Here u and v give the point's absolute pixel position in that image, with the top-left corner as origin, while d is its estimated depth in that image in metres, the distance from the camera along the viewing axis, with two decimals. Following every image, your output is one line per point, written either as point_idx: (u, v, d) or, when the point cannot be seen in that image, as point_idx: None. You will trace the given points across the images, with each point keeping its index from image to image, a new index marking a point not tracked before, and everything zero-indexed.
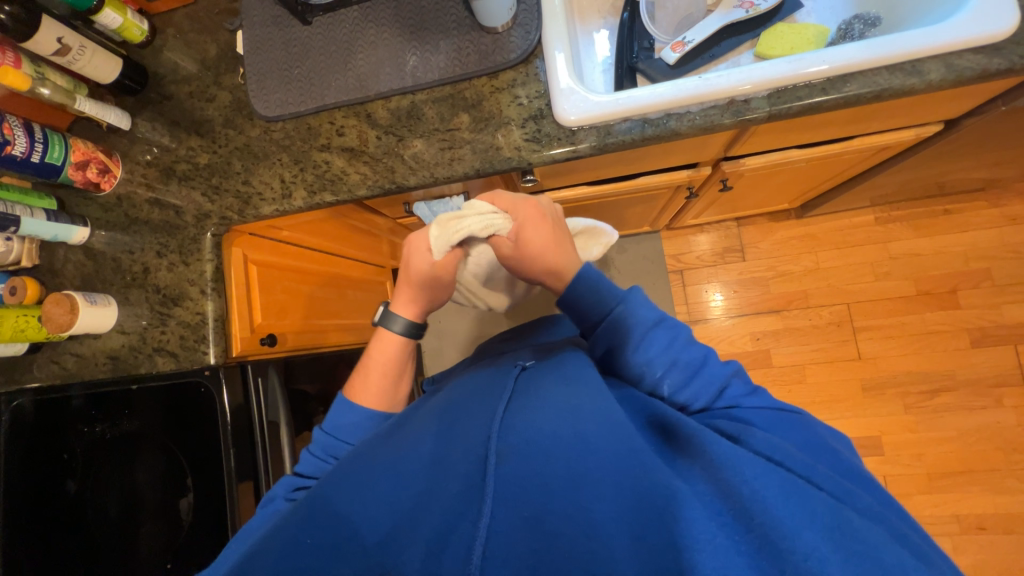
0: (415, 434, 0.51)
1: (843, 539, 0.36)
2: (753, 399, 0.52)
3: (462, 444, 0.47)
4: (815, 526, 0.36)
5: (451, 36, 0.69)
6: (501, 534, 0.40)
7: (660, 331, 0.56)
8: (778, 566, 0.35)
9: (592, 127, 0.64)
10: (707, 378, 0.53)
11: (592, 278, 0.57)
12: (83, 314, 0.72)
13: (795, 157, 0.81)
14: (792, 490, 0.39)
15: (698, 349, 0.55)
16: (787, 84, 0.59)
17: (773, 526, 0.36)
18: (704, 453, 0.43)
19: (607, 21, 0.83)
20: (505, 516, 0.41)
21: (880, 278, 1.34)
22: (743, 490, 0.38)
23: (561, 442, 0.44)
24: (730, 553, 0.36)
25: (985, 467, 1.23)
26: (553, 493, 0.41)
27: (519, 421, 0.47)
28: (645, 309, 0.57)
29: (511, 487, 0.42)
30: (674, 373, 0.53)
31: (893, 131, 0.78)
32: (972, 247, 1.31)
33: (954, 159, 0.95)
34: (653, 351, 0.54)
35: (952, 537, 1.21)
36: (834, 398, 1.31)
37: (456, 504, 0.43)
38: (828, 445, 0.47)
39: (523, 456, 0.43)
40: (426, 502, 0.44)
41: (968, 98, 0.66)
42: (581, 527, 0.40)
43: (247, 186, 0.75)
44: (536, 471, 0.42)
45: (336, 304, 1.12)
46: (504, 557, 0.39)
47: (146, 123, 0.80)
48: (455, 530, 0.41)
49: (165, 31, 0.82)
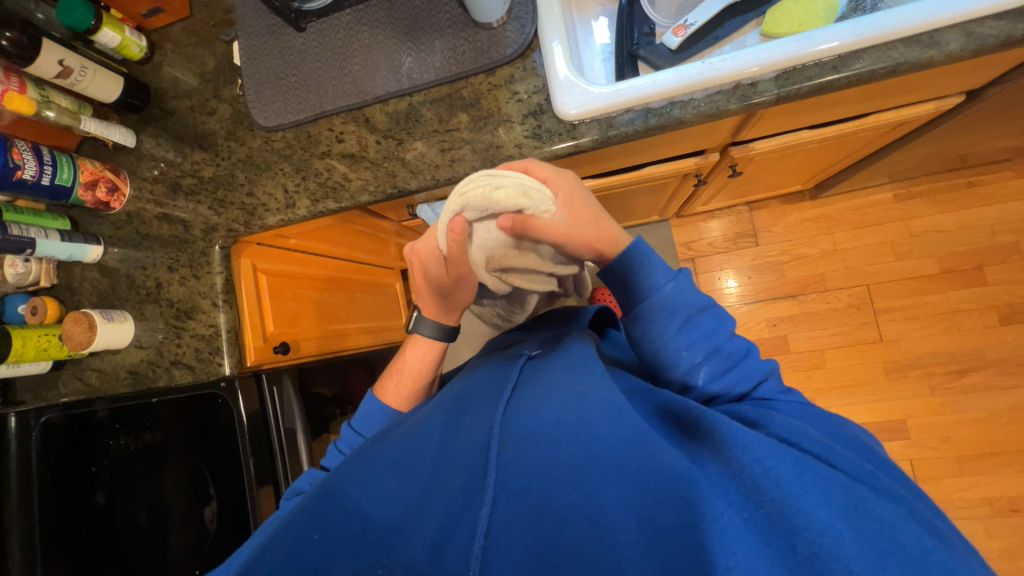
0: (418, 428, 0.52)
1: (858, 517, 0.35)
2: (786, 397, 0.51)
3: (464, 438, 0.48)
4: (830, 505, 0.36)
5: (446, 35, 0.67)
6: (505, 522, 0.40)
7: (707, 317, 0.54)
8: (790, 543, 0.35)
9: (594, 120, 0.62)
10: (748, 370, 0.52)
11: (643, 253, 0.56)
12: (101, 331, 0.74)
13: (806, 138, 0.78)
14: (805, 470, 0.38)
15: (740, 343, 0.54)
16: (795, 65, 0.57)
17: (786, 503, 0.36)
18: (714, 435, 0.42)
19: (606, 7, 0.81)
20: (508, 503, 0.41)
21: (900, 257, 1.29)
22: (754, 469, 0.38)
23: (565, 429, 0.44)
24: (741, 530, 0.36)
25: (1017, 447, 1.19)
26: (556, 480, 0.41)
27: (521, 411, 0.47)
28: (691, 294, 0.55)
29: (515, 475, 0.42)
30: (713, 361, 0.52)
31: (912, 106, 0.74)
32: (998, 220, 1.26)
33: (976, 130, 0.90)
34: (695, 336, 0.53)
35: (983, 520, 1.18)
36: (855, 382, 1.28)
37: (460, 494, 0.42)
38: (851, 431, 0.46)
39: (528, 443, 0.43)
40: (430, 496, 0.44)
41: (993, 65, 0.63)
42: (585, 512, 0.39)
43: (252, 197, 0.75)
44: (541, 458, 0.42)
45: (347, 308, 1.13)
46: (509, 544, 0.38)
47: (151, 140, 0.81)
48: (459, 521, 0.41)
49: (163, 46, 0.83)
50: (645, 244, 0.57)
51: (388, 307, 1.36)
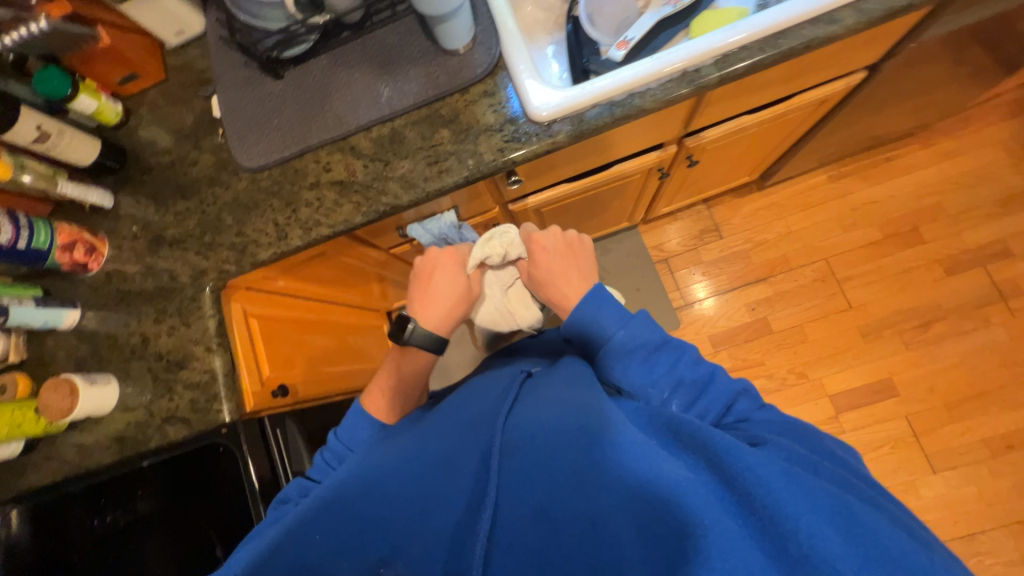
0: (418, 438, 0.52)
1: (846, 523, 0.35)
2: (762, 413, 0.51)
3: (467, 445, 0.49)
4: (820, 512, 0.36)
5: (419, 65, 0.74)
6: (509, 523, 0.41)
7: (664, 353, 0.58)
8: (781, 546, 0.35)
9: (564, 118, 0.68)
10: (715, 397, 0.53)
11: (599, 300, 0.63)
12: (84, 396, 0.69)
13: (747, 122, 0.87)
14: (794, 479, 0.38)
15: (705, 366, 0.56)
16: (727, 51, 0.66)
17: (777, 508, 0.36)
18: (705, 446, 0.41)
19: (554, 36, 0.91)
20: (511, 506, 0.42)
21: (847, 229, 1.42)
22: (744, 477, 0.37)
23: (562, 435, 0.44)
24: (739, 538, 0.35)
25: (993, 385, 1.28)
26: (555, 486, 0.41)
27: (521, 421, 0.48)
28: (646, 333, 0.59)
29: (515, 478, 0.43)
30: (680, 392, 0.55)
31: (828, 83, 0.86)
32: (919, 185, 1.42)
33: (881, 105, 1.05)
34: (658, 371, 0.56)
35: (986, 462, 1.24)
36: (837, 350, 1.35)
37: (462, 498, 0.44)
38: (830, 447, 0.48)
39: (526, 448, 0.44)
40: (433, 498, 0.44)
41: (883, 38, 0.75)
42: (585, 515, 0.39)
43: (242, 236, 0.76)
44: (539, 462, 0.43)
45: (336, 352, 1.10)
46: (511, 543, 0.40)
47: (128, 199, 0.81)
48: (462, 523, 0.43)
49: (138, 111, 0.85)
50: (604, 291, 0.64)
51: (377, 350, 1.33)
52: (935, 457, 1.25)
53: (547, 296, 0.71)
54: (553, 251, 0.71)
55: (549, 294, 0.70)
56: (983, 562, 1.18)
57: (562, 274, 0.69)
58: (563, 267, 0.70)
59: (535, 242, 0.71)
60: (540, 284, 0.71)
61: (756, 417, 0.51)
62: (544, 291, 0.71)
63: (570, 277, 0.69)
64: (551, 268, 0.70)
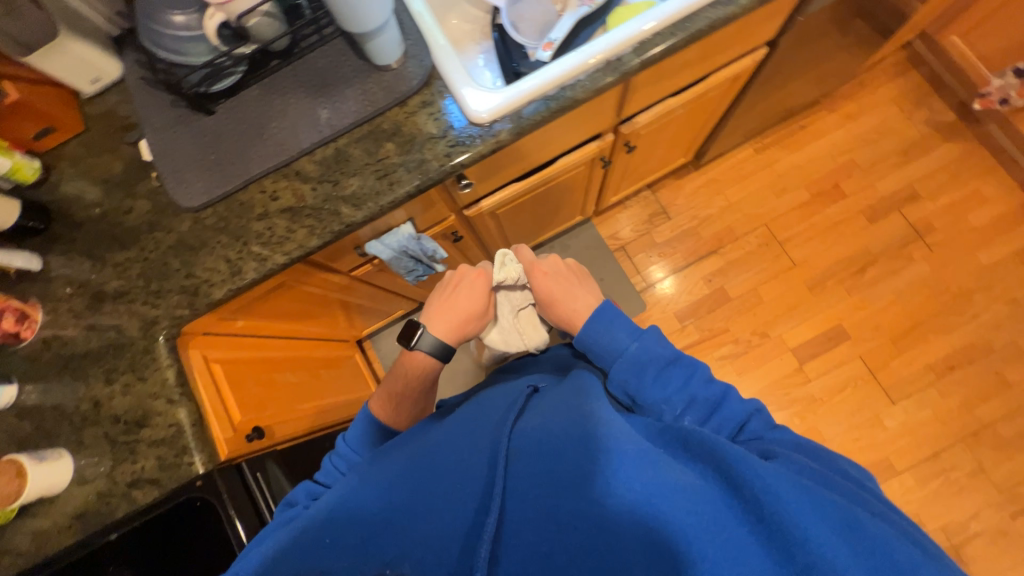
0: (430, 448, 0.56)
1: (855, 535, 0.37)
2: (775, 432, 0.54)
3: (474, 453, 0.53)
4: (829, 523, 0.37)
5: (354, 84, 0.74)
6: (516, 521, 0.46)
7: (675, 369, 0.60)
8: (789, 553, 0.37)
9: (504, 117, 0.71)
10: (728, 414, 0.56)
11: (610, 314, 0.66)
12: (33, 475, 0.63)
13: (674, 104, 0.94)
14: (806, 490, 0.40)
15: (717, 386, 0.58)
16: (644, 39, 0.71)
17: (786, 516, 0.38)
18: (713, 453, 0.44)
19: (482, 45, 0.94)
20: (519, 509, 0.46)
21: (779, 194, 1.53)
22: (752, 481, 0.40)
23: (569, 442, 0.48)
24: (742, 545, 0.38)
25: (927, 315, 1.41)
26: (559, 490, 0.45)
27: (529, 430, 0.52)
28: (659, 348, 0.62)
29: (522, 482, 0.47)
30: (693, 410, 0.57)
31: (738, 60, 0.94)
32: (833, 146, 1.56)
33: (786, 77, 1.16)
34: (670, 388, 0.59)
35: (934, 385, 1.36)
36: (791, 306, 1.44)
37: (471, 501, 0.48)
38: (847, 469, 0.49)
39: (533, 455, 0.49)
40: (444, 504, 0.49)
41: (776, 14, 0.83)
42: (589, 517, 0.42)
43: (192, 278, 0.73)
44: (546, 464, 0.47)
45: (310, 387, 1.06)
46: (517, 539, 0.45)
47: (59, 258, 0.76)
48: (469, 523, 0.47)
49: (59, 166, 0.80)
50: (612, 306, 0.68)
51: (353, 380, 1.29)
52: (891, 389, 1.36)
53: (555, 318, 0.74)
54: (555, 274, 0.76)
55: (557, 315, 0.74)
56: (950, 477, 1.30)
57: (567, 295, 0.74)
58: (566, 288, 0.74)
59: (537, 269, 0.76)
60: (548, 305, 0.74)
61: (770, 437, 0.54)
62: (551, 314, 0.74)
63: (575, 298, 0.73)
64: (555, 290, 0.74)
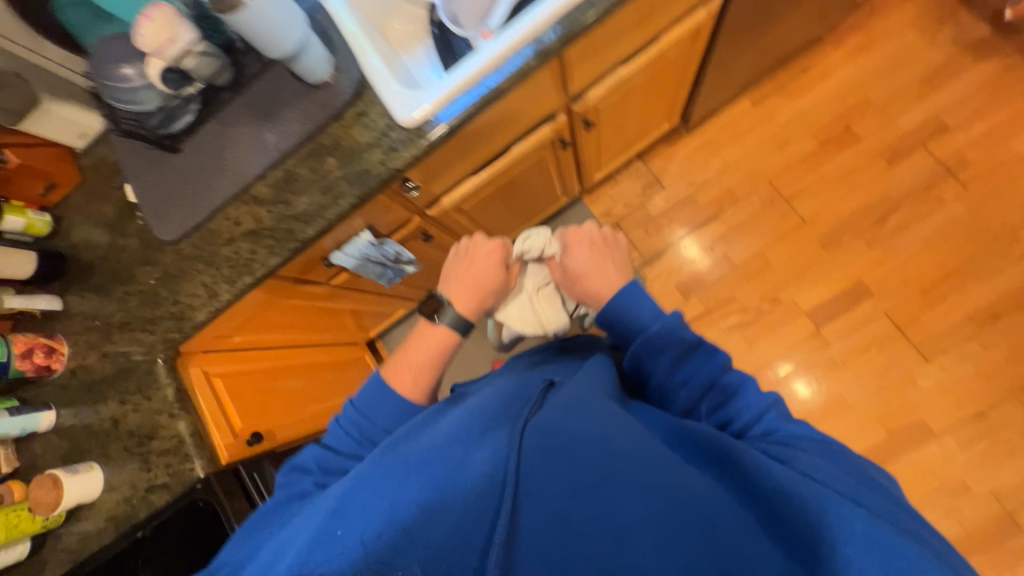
0: (438, 435, 0.50)
1: (876, 547, 0.37)
2: (793, 425, 0.52)
3: (483, 445, 0.48)
4: (849, 534, 0.38)
5: (293, 105, 0.78)
6: (532, 522, 0.42)
7: (694, 359, 0.59)
8: (804, 562, 0.38)
9: (432, 117, 0.72)
10: (745, 403, 0.55)
11: (632, 296, 0.65)
12: (69, 485, 0.73)
13: (626, 73, 0.90)
14: (827, 502, 0.40)
15: (736, 375, 0.58)
16: (564, 13, 0.69)
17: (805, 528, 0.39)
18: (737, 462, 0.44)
19: (425, 43, 0.95)
20: (535, 507, 0.43)
21: (783, 147, 1.42)
22: (776, 496, 0.41)
23: (590, 445, 0.45)
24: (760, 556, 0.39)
25: (963, 260, 1.27)
26: (579, 495, 0.43)
27: (546, 423, 0.48)
28: (682, 334, 0.60)
29: (541, 483, 0.44)
30: (709, 397, 0.57)
31: (690, 15, 0.89)
32: (841, 85, 1.41)
33: (763, 21, 1.07)
34: (690, 374, 0.59)
35: (975, 338, 1.23)
36: (803, 267, 1.35)
37: (476, 500, 0.43)
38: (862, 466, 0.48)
39: (550, 455, 0.45)
40: (455, 497, 0.44)
41: None
42: (608, 526, 0.41)
43: (178, 305, 0.82)
44: (566, 465, 0.44)
45: (314, 390, 1.15)
46: (534, 541, 0.41)
47: (75, 297, 0.87)
48: (479, 524, 0.42)
49: (66, 215, 0.90)
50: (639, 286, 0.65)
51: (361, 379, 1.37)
52: (923, 345, 1.25)
53: (584, 290, 0.71)
54: (590, 242, 0.73)
55: (586, 288, 0.71)
56: (999, 436, 1.19)
57: (600, 264, 0.71)
58: (599, 259, 0.72)
59: (571, 234, 0.74)
60: (578, 274, 0.72)
61: (783, 429, 0.52)
62: (580, 284, 0.71)
63: (607, 269, 0.71)
64: (588, 259, 0.72)
